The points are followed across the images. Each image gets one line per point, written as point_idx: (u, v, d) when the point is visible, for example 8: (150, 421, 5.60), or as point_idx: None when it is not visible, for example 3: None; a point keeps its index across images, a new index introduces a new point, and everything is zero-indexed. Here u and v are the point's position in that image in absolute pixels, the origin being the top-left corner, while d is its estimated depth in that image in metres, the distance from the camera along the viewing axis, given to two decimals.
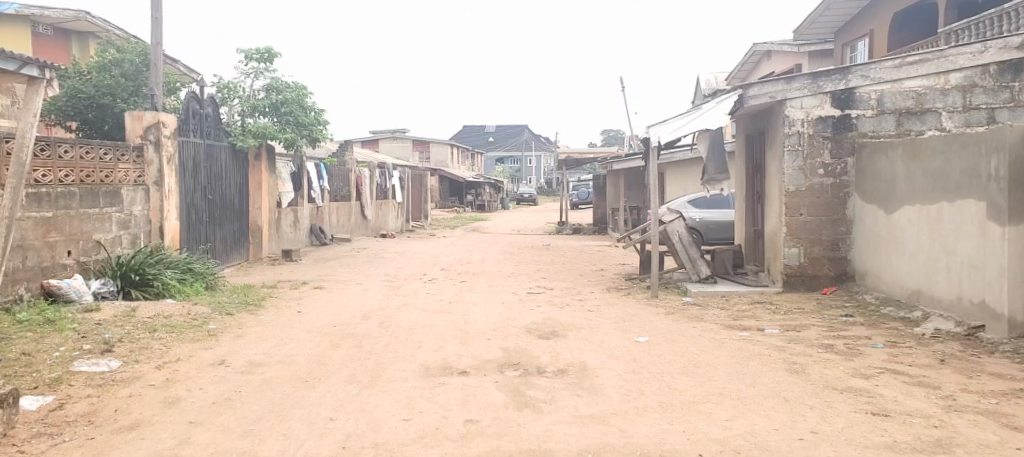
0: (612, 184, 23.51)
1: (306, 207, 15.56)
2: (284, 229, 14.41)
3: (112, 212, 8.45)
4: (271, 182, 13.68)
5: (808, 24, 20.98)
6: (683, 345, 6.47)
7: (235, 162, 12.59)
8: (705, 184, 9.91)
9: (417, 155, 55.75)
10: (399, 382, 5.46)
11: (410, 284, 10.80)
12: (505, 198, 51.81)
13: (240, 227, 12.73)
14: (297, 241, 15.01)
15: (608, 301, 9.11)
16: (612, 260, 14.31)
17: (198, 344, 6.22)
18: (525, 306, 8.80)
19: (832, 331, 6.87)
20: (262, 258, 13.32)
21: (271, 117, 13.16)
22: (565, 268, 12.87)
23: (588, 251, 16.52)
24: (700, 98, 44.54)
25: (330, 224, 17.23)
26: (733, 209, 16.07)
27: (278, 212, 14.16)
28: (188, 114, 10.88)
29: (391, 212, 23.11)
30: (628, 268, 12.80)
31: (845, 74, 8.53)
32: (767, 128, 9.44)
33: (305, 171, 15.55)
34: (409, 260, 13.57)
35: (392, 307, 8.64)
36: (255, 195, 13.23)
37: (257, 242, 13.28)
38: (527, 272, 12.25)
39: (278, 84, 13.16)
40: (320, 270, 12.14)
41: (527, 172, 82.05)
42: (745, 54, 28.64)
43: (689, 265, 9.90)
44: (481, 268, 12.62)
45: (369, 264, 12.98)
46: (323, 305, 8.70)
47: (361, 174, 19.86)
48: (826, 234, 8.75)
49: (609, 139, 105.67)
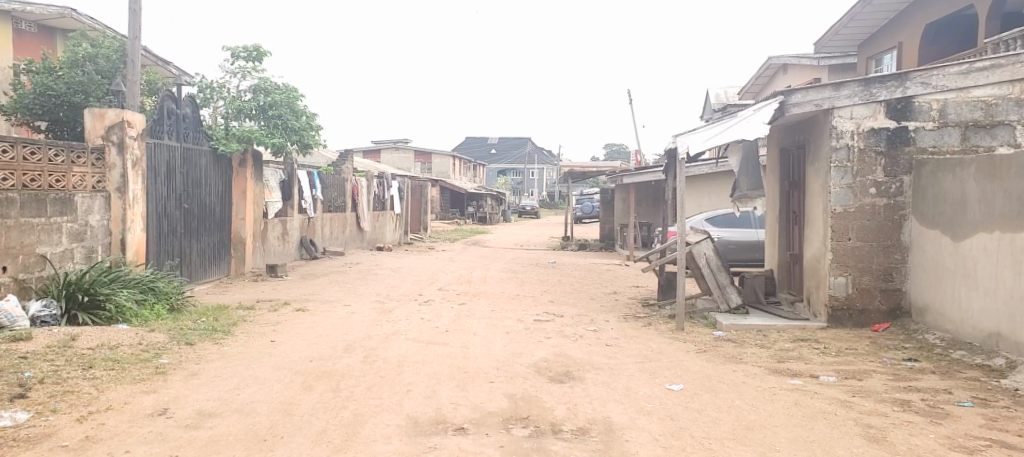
0: (621, 198, 22.53)
1: (296, 218, 14.51)
2: (271, 242, 13.34)
3: (63, 222, 7.49)
4: (257, 191, 12.63)
5: (830, 36, 20.03)
6: (725, 398, 5.36)
7: (217, 169, 11.57)
8: (733, 202, 8.81)
9: (418, 166, 54.79)
10: (379, 444, 4.36)
11: (404, 307, 9.72)
12: (507, 211, 50.79)
13: (221, 238, 11.69)
14: (285, 255, 13.93)
15: (626, 333, 8.02)
16: (624, 282, 13.23)
17: (140, 386, 5.14)
18: (533, 337, 7.72)
19: (901, 381, 5.73)
20: (246, 273, 12.26)
21: (259, 121, 12.10)
22: (575, 291, 11.78)
23: (597, 271, 15.44)
24: (709, 112, 43.58)
25: (322, 236, 16.18)
26: (754, 228, 15.05)
27: (265, 224, 13.08)
28: (162, 114, 9.87)
29: (389, 224, 22.06)
30: (643, 292, 11.72)
31: (902, 81, 7.51)
32: (809, 142, 8.44)
33: (296, 180, 14.51)
34: (405, 277, 12.49)
35: (381, 336, 7.55)
36: (240, 204, 12.18)
37: (240, 256, 12.20)
38: (533, 295, 11.15)
39: (266, 85, 12.15)
40: (306, 288, 11.05)
41: (530, 185, 81.21)
42: (760, 68, 27.84)
43: (718, 292, 8.95)
44: (484, 289, 11.55)
45: (360, 282, 11.90)
46: (302, 333, 7.61)
47: (357, 184, 18.82)
48: (878, 263, 7.69)
49: (612, 154, 105.20)
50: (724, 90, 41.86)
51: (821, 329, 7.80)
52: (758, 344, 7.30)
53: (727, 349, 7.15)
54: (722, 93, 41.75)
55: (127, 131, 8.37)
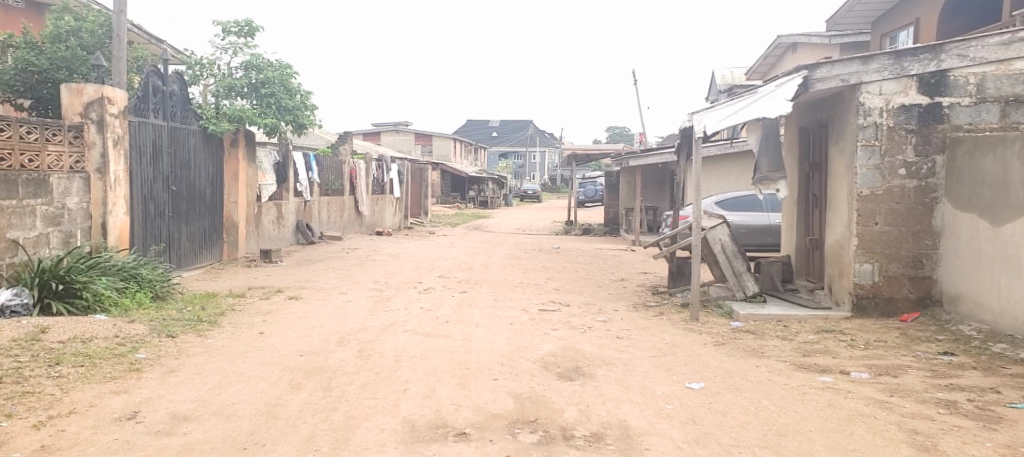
0: (626, 181, 22.02)
1: (291, 201, 14.03)
2: (265, 226, 12.86)
3: (37, 204, 7.01)
4: (250, 173, 12.13)
5: (843, 12, 19.39)
6: (751, 398, 4.90)
7: (207, 149, 11.06)
8: (755, 184, 8.33)
9: (419, 149, 54.21)
10: (371, 453, 3.90)
11: (403, 295, 9.26)
12: (509, 195, 50.28)
13: (212, 222, 11.21)
14: (280, 240, 13.47)
15: (637, 325, 7.56)
16: (632, 269, 12.77)
17: (111, 385, 4.69)
18: (539, 328, 7.27)
19: (941, 377, 5.27)
20: (239, 258, 11.79)
21: (251, 100, 11.57)
22: (581, 277, 11.33)
23: (603, 256, 14.97)
24: (714, 94, 42.91)
25: (319, 220, 15.71)
26: (765, 211, 14.56)
27: (258, 207, 12.59)
28: (147, 91, 9.35)
29: (389, 208, 21.58)
30: (652, 279, 11.25)
31: (936, 53, 6.99)
32: (832, 120, 7.92)
33: (291, 161, 14.02)
34: (404, 263, 12.04)
35: (377, 327, 7.10)
36: (231, 187, 11.68)
37: (232, 241, 11.72)
38: (538, 283, 10.70)
39: (258, 62, 11.61)
40: (301, 275, 10.59)
41: (531, 168, 80.59)
42: (769, 47, 27.24)
43: (733, 279, 8.53)
44: (486, 276, 11.10)
45: (358, 268, 11.44)
46: (294, 324, 7.16)
47: (355, 167, 18.33)
48: (906, 249, 7.21)
49: (614, 137, 104.45)
50: (729, 70, 41.21)
51: (844, 319, 7.33)
52: (779, 336, 6.83)
53: (747, 341, 6.69)
54: (727, 74, 41.09)
55: (106, 107, 7.85)
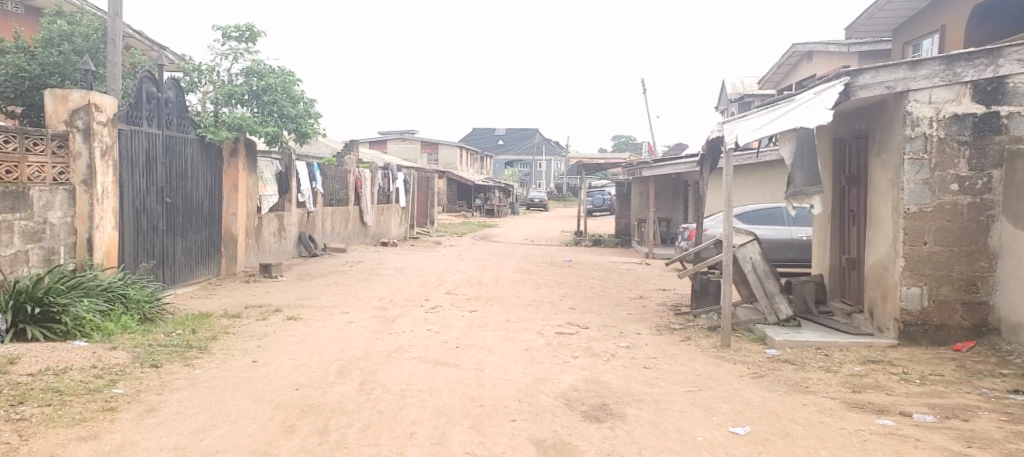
0: (638, 191, 21.53)
1: (294, 212, 13.51)
2: (266, 239, 12.33)
3: (14, 219, 6.49)
4: (250, 184, 11.61)
5: (864, 19, 18.84)
6: (807, 446, 4.30)
7: (206, 159, 10.54)
8: (788, 200, 7.73)
9: (426, 157, 53.80)
10: None
11: (409, 316, 8.70)
12: (516, 204, 49.77)
13: (210, 235, 10.68)
14: (281, 253, 12.95)
15: (664, 352, 6.97)
16: (649, 285, 12.17)
17: (78, 429, 4.12)
18: (557, 356, 6.70)
19: (1019, 421, 4.66)
20: (238, 273, 11.25)
21: (251, 108, 11.04)
22: (596, 295, 10.75)
23: (617, 271, 14.39)
24: (724, 103, 42.39)
25: (323, 231, 15.19)
26: (785, 225, 14.24)
27: (259, 219, 12.04)
28: (141, 98, 8.83)
29: (394, 218, 21.07)
30: (672, 298, 10.67)
31: (994, 58, 6.42)
32: (874, 130, 7.34)
33: (294, 171, 13.51)
34: (411, 279, 11.49)
35: (382, 354, 6.54)
36: (230, 198, 11.14)
37: (231, 255, 11.18)
38: (552, 301, 10.12)
39: (259, 68, 11.08)
40: (302, 292, 10.03)
41: (538, 177, 80.12)
42: (784, 55, 26.76)
43: (766, 302, 7.97)
44: (497, 293, 10.53)
45: (362, 284, 10.89)
46: (291, 349, 6.59)
47: (360, 176, 17.83)
48: (959, 271, 6.62)
49: (620, 146, 104.04)
50: (740, 79, 40.77)
51: (891, 348, 6.73)
52: (822, 368, 6.23)
53: (787, 374, 6.10)
54: (738, 83, 40.65)
55: (93, 115, 7.31)
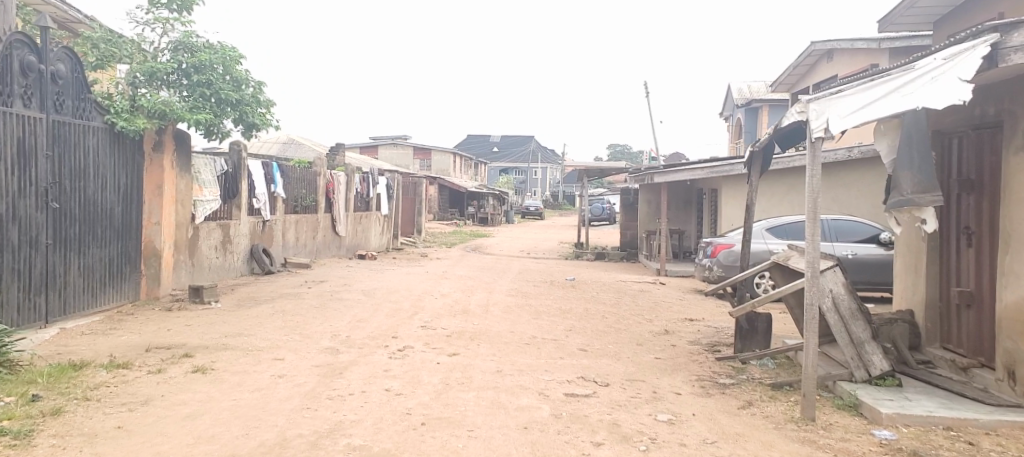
0: (646, 200, 19.48)
1: (243, 221, 11.36)
2: (205, 253, 10.15)
3: None
4: (182, 186, 9.45)
5: (903, 8, 16.83)
6: None
7: (118, 153, 8.35)
8: (889, 212, 5.50)
9: (418, 162, 51.59)
10: None
11: (366, 362, 6.48)
12: (511, 212, 47.62)
13: (124, 249, 8.50)
14: (225, 270, 10.75)
15: (727, 435, 4.76)
16: (672, 315, 9.98)
17: None
18: (570, 442, 4.49)
19: None
20: (162, 298, 9.04)
21: (180, 91, 8.91)
22: (610, 330, 8.56)
23: (630, 293, 12.20)
24: (731, 107, 40.37)
25: (283, 244, 13.00)
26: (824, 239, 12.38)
27: (193, 230, 9.86)
28: (9, 67, 6.60)
29: (375, 227, 18.86)
30: (704, 334, 8.49)
31: None
32: (1017, 113, 5.23)
33: (244, 173, 11.37)
34: (380, 305, 9.29)
35: (306, 441, 4.31)
36: (153, 203, 8.94)
37: (153, 275, 8.97)
38: (556, 338, 7.92)
39: (192, 40, 8.93)
40: (235, 326, 7.80)
41: (533, 184, 77.91)
42: (802, 54, 24.81)
43: (850, 350, 5.77)
44: (487, 327, 8.32)
45: (317, 314, 8.67)
46: (169, 432, 4.35)
47: (333, 180, 15.64)
48: None
49: (616, 155, 102.10)
50: (747, 83, 38.87)
51: None
52: None
53: None
54: (745, 87, 38.73)
55: None
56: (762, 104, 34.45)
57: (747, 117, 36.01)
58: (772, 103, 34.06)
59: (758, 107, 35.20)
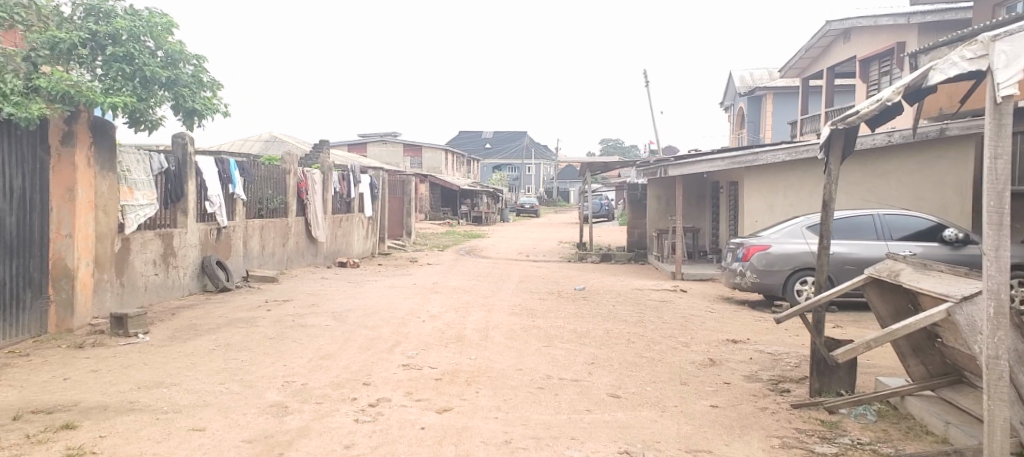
0: (656, 195, 17.90)
1: (192, 231, 9.54)
2: (137, 269, 8.28)
3: None
4: (103, 187, 7.58)
5: None
6: None
7: (10, 147, 6.44)
8: None
9: (408, 160, 49.71)
10: None
11: (321, 430, 4.65)
12: (505, 210, 45.84)
13: (22, 270, 6.61)
14: (165, 289, 8.92)
15: None
16: (710, 336, 8.18)
17: None
18: None
19: None
20: (77, 330, 7.16)
21: (93, 67, 7.07)
22: (641, 362, 6.76)
23: (651, 306, 10.41)
24: (733, 96, 38.61)
25: (244, 254, 11.17)
26: (873, 238, 10.55)
27: (121, 242, 8.02)
28: None
29: (359, 230, 17.07)
30: (761, 366, 6.70)
31: None
32: None
33: (193, 172, 9.60)
34: (351, 333, 7.46)
35: None
36: (63, 209, 7.04)
37: (65, 301, 7.09)
38: (576, 378, 6.11)
39: (107, 3, 7.10)
40: (156, 372, 5.94)
41: (526, 180, 76.05)
42: (816, 35, 23.07)
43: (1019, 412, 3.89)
44: (486, 362, 6.51)
45: (270, 349, 6.82)
46: None
47: (306, 179, 13.78)
48: None
49: (609, 149, 100.27)
50: (749, 71, 37.19)
51: None
52: None
53: None
54: (747, 75, 37.02)
55: None
56: (767, 93, 32.62)
57: (751, 107, 34.29)
58: (777, 91, 32.37)
59: (762, 96, 33.46)
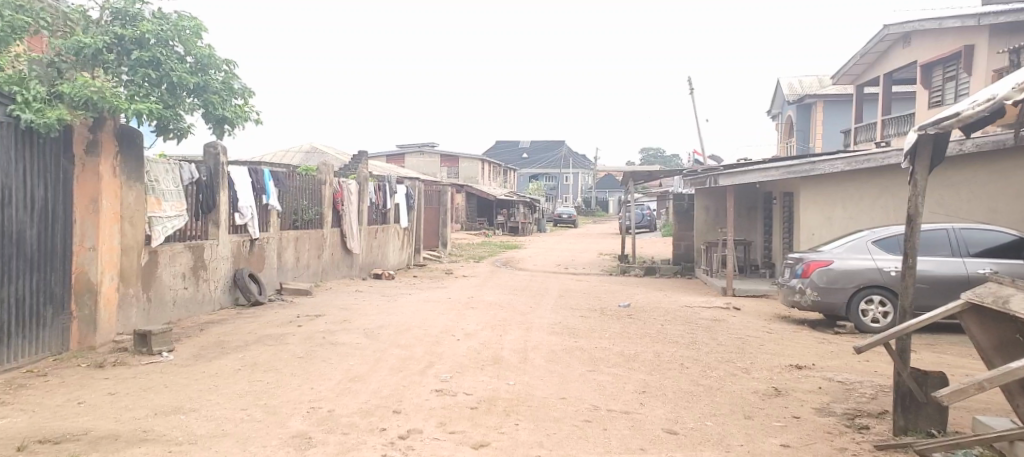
0: (704, 206, 17.31)
1: (224, 243, 9.27)
2: (164, 283, 8.03)
3: None
4: (129, 198, 7.35)
5: None
6: None
7: (32, 156, 6.21)
8: None
9: (446, 171, 49.63)
10: None
11: None
12: (543, 220, 45.29)
13: (43, 284, 6.36)
14: (195, 303, 8.65)
15: None
16: (770, 361, 7.51)
17: None
18: None
19: None
20: (100, 348, 6.90)
21: (119, 73, 6.81)
22: (697, 391, 6.16)
23: (702, 325, 9.75)
24: (780, 104, 37.45)
25: (278, 266, 10.89)
26: (948, 254, 9.67)
27: (148, 255, 7.78)
28: None
29: (395, 242, 16.76)
30: (833, 397, 6.03)
31: None
32: None
33: (226, 183, 9.34)
34: (383, 353, 7.02)
35: None
36: (87, 221, 6.80)
37: (88, 317, 6.84)
38: (627, 409, 5.54)
39: (135, 7, 6.87)
40: (176, 396, 5.57)
41: (565, 190, 75.40)
42: (872, 40, 22.12)
43: None
44: (526, 389, 5.98)
45: (297, 370, 6.42)
46: None
47: (341, 189, 13.51)
48: None
49: (649, 159, 99.00)
50: (797, 78, 36.05)
51: None
52: None
53: None
54: (795, 83, 35.89)
55: None
56: (817, 101, 31.50)
57: (799, 115, 33.18)
58: (827, 99, 31.21)
59: (811, 104, 32.33)
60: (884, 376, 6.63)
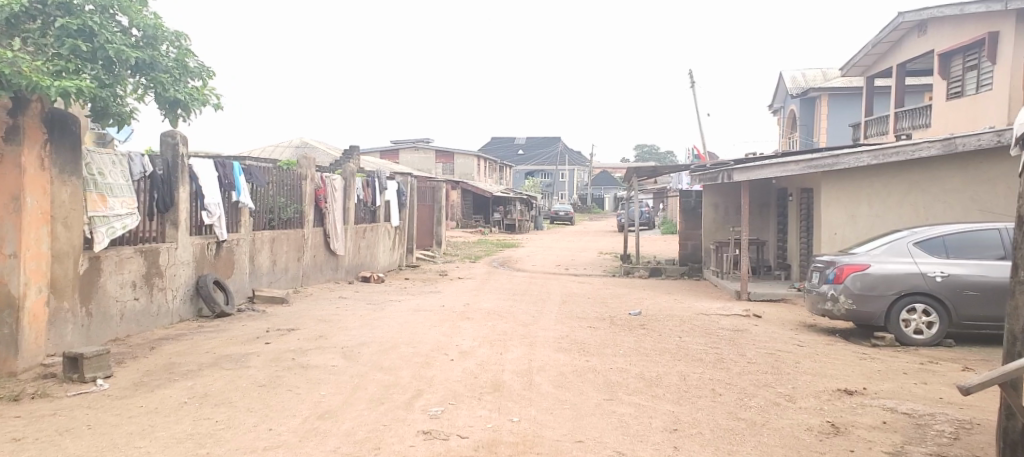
0: (712, 204, 16.27)
1: (183, 246, 8.13)
2: (108, 293, 6.87)
3: None
4: (59, 194, 6.15)
5: None
6: None
7: None
8: None
9: (440, 167, 48.52)
10: None
11: None
12: (540, 217, 44.19)
13: None
14: (148, 315, 7.51)
15: None
16: (815, 385, 6.43)
17: None
18: None
19: None
20: (22, 374, 5.73)
21: (43, 45, 5.65)
22: (741, 429, 5.08)
23: (725, 338, 8.68)
24: (783, 98, 36.48)
25: (250, 270, 9.78)
26: (999, 257, 8.74)
27: (88, 261, 6.61)
28: None
29: (385, 241, 15.66)
30: (906, 437, 4.96)
31: None
32: None
33: (186, 178, 8.22)
34: (361, 379, 5.92)
35: None
36: (6, 222, 5.59)
37: (6, 338, 5.63)
38: None
39: None
40: (98, 442, 4.45)
41: (561, 187, 74.34)
42: (885, 29, 21.16)
43: None
44: (534, 428, 4.90)
45: (255, 404, 5.31)
46: None
47: (325, 185, 12.35)
48: None
49: (644, 156, 97.94)
50: (800, 72, 35.04)
51: None
52: None
53: None
54: (798, 76, 34.87)
55: None
56: (822, 94, 30.48)
57: (803, 109, 32.17)
58: (833, 92, 30.19)
59: (815, 97, 31.33)
60: (958, 407, 5.55)
